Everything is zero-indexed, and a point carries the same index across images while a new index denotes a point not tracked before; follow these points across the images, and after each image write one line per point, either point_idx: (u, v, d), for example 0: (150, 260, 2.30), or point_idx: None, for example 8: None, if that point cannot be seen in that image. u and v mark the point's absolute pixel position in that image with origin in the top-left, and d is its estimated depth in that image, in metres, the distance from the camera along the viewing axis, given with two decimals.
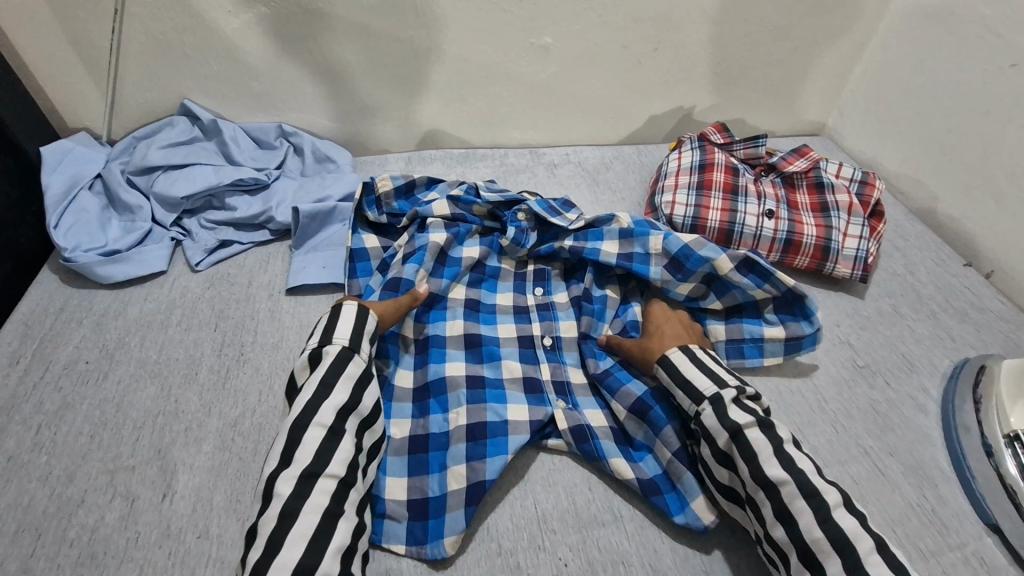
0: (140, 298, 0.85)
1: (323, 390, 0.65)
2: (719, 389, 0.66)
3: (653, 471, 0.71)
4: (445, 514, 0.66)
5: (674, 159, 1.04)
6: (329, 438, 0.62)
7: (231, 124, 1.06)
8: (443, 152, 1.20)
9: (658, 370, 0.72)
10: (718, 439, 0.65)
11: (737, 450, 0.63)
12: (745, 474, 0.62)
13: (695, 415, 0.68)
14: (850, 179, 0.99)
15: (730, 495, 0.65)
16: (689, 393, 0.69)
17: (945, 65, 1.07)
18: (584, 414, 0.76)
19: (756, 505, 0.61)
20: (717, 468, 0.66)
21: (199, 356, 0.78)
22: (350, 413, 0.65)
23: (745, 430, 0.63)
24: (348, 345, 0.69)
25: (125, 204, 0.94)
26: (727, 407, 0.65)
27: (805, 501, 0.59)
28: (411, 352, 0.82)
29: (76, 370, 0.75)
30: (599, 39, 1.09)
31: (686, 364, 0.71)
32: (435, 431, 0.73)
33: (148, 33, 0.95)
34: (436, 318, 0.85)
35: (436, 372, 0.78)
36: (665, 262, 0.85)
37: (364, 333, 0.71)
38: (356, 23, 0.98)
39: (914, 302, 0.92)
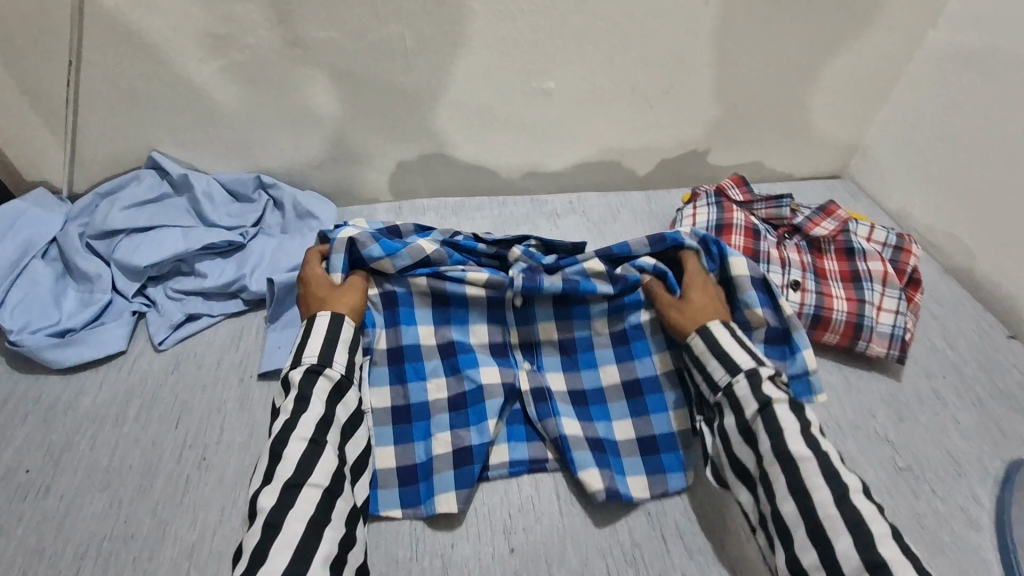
0: (94, 385, 0.77)
1: (301, 404, 0.61)
2: (757, 364, 0.63)
3: (605, 433, 0.73)
4: (434, 475, 0.68)
5: (688, 216, 0.96)
6: (310, 451, 0.58)
7: (203, 178, 0.96)
8: (436, 201, 1.10)
9: (696, 338, 0.68)
10: (746, 409, 0.61)
11: (763, 424, 0.60)
12: (765, 448, 0.59)
13: (724, 386, 0.65)
14: (884, 244, 0.90)
15: (742, 476, 0.62)
16: (725, 364, 0.65)
17: (983, 112, 0.98)
18: (562, 423, 0.71)
19: (767, 481, 0.58)
20: (734, 438, 0.63)
21: (155, 461, 0.69)
22: (331, 424, 0.61)
23: (775, 404, 0.60)
24: (316, 364, 0.64)
25: (82, 273, 0.85)
26: (761, 381, 0.62)
27: (826, 482, 0.55)
28: (387, 424, 0.72)
29: (15, 482, 0.66)
30: (607, 82, 1.00)
31: (726, 337, 0.67)
32: (415, 401, 0.73)
33: (108, 83, 0.86)
34: (413, 374, 0.74)
35: (423, 451, 0.70)
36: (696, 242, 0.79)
37: (338, 343, 0.66)
38: (340, 70, 0.90)
39: (957, 386, 0.83)
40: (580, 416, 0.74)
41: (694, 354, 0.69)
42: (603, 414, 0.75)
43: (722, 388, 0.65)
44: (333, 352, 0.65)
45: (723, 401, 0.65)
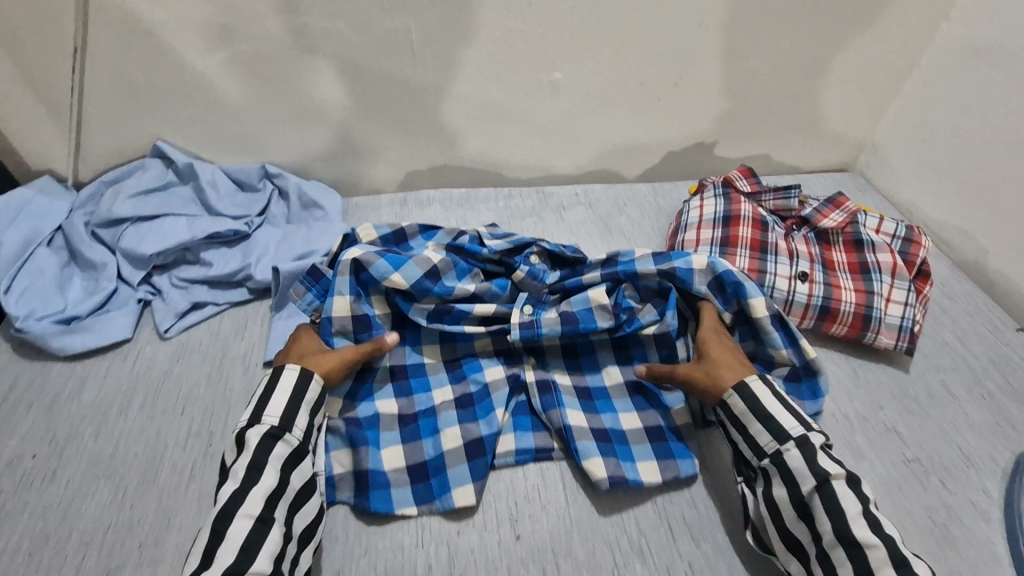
0: (98, 374, 0.76)
1: (254, 474, 0.58)
2: (807, 432, 0.62)
3: (611, 424, 0.74)
4: (447, 471, 0.68)
5: (695, 208, 0.95)
6: (257, 528, 0.55)
7: (209, 167, 0.96)
8: (441, 192, 1.09)
9: (733, 395, 0.66)
10: (803, 485, 0.59)
11: (821, 501, 0.57)
12: (826, 528, 0.57)
13: (773, 453, 0.62)
14: (893, 236, 0.89)
15: (792, 548, 0.59)
16: (770, 428, 0.63)
17: (996, 105, 0.97)
18: (567, 413, 0.72)
19: (830, 565, 0.56)
20: (786, 510, 0.60)
21: (160, 450, 0.69)
22: (280, 499, 0.58)
23: (833, 480, 0.58)
24: (275, 428, 0.61)
25: (88, 261, 0.85)
26: (815, 453, 0.60)
27: (895, 573, 0.53)
28: (393, 428, 0.72)
29: (20, 469, 0.66)
30: (615, 74, 0.99)
31: (767, 396, 0.65)
32: (421, 409, 0.74)
33: (112, 72, 0.85)
34: (419, 387, 0.76)
35: (431, 447, 0.71)
36: (709, 280, 0.78)
37: (303, 404, 0.65)
38: (346, 61, 0.89)
39: (967, 380, 0.83)
40: (586, 409, 0.74)
41: (732, 413, 0.66)
42: (608, 407, 0.76)
43: (769, 455, 0.63)
44: (296, 415, 0.64)
45: (771, 469, 0.62)
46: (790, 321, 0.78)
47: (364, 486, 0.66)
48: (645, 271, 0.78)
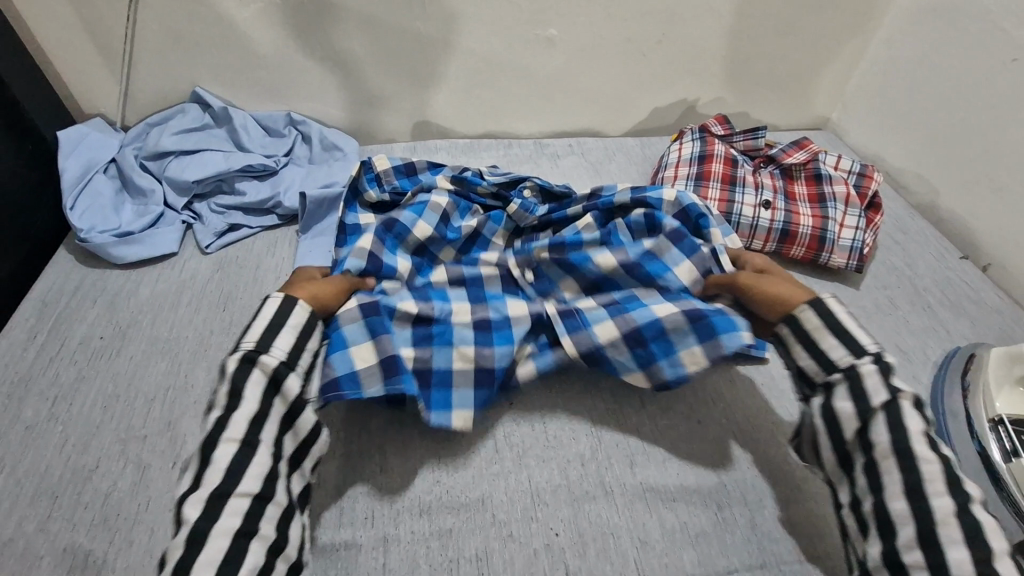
0: (151, 279, 0.88)
1: (233, 401, 0.59)
2: (882, 346, 0.64)
3: (642, 318, 0.75)
4: (454, 390, 0.72)
5: (674, 150, 1.06)
6: (243, 452, 0.57)
7: (241, 112, 1.08)
8: (447, 141, 1.21)
9: (808, 309, 0.68)
10: (876, 398, 0.61)
11: (886, 416, 0.60)
12: (882, 438, 0.59)
13: (845, 365, 0.64)
14: (849, 171, 1.00)
15: (841, 459, 0.63)
16: (846, 344, 0.65)
17: (948, 60, 1.08)
18: (592, 332, 0.76)
19: (875, 474, 0.59)
20: (846, 425, 0.62)
21: (207, 335, 0.81)
22: (264, 421, 0.59)
23: (898, 399, 0.60)
24: (253, 350, 0.61)
25: (138, 188, 0.97)
26: (892, 370, 0.62)
27: (948, 491, 0.56)
28: (409, 326, 0.75)
29: (91, 346, 0.78)
30: (604, 31, 1.11)
31: (839, 311, 0.67)
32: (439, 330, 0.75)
33: (161, 23, 0.97)
34: (437, 296, 0.80)
35: (443, 353, 0.73)
36: (676, 211, 0.86)
37: (284, 328, 0.64)
38: (365, 15, 1.01)
39: (910, 295, 0.94)
40: (588, 304, 0.81)
41: (804, 329, 0.68)
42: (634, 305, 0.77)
43: (843, 368, 0.64)
44: (274, 338, 0.63)
45: (841, 382, 0.64)
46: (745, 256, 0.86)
47: (393, 371, 0.69)
48: (622, 202, 0.87)
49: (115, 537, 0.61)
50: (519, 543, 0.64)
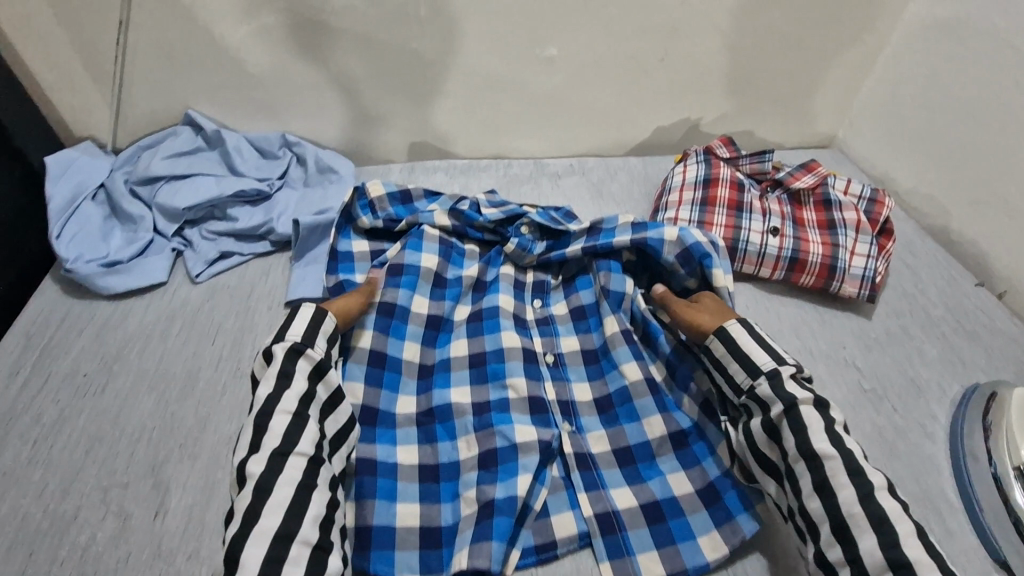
0: (139, 310, 0.85)
1: (282, 381, 0.63)
2: (778, 364, 0.65)
3: (634, 438, 0.73)
4: (456, 538, 0.65)
5: (679, 173, 1.03)
6: (295, 421, 0.61)
7: (234, 135, 1.05)
8: (447, 162, 1.18)
9: (713, 341, 0.70)
10: (772, 409, 0.63)
11: (787, 422, 0.61)
12: (790, 445, 0.60)
13: (747, 388, 0.67)
14: (859, 196, 0.97)
15: (766, 468, 0.63)
16: (745, 366, 0.67)
17: (959, 78, 1.05)
18: (588, 439, 0.74)
19: (793, 477, 0.60)
20: (758, 437, 0.64)
21: (196, 369, 0.78)
22: (313, 399, 0.64)
23: (800, 404, 0.62)
24: (298, 342, 0.66)
25: (127, 214, 0.94)
26: (783, 383, 0.64)
27: (852, 481, 0.57)
28: (412, 427, 0.74)
29: (74, 383, 0.75)
30: (605, 50, 1.08)
31: (743, 335, 0.68)
32: (445, 460, 0.71)
33: (152, 43, 0.95)
34: (440, 383, 0.77)
35: (447, 453, 0.72)
36: (678, 251, 0.82)
37: (320, 331, 0.70)
38: (361, 35, 0.98)
39: (923, 323, 0.90)
40: (592, 376, 0.80)
41: (713, 356, 0.70)
42: (631, 415, 0.75)
43: (745, 391, 0.67)
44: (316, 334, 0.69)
45: (750, 404, 0.66)
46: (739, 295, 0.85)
47: (364, 545, 0.64)
48: (621, 244, 0.84)
49: None
50: None
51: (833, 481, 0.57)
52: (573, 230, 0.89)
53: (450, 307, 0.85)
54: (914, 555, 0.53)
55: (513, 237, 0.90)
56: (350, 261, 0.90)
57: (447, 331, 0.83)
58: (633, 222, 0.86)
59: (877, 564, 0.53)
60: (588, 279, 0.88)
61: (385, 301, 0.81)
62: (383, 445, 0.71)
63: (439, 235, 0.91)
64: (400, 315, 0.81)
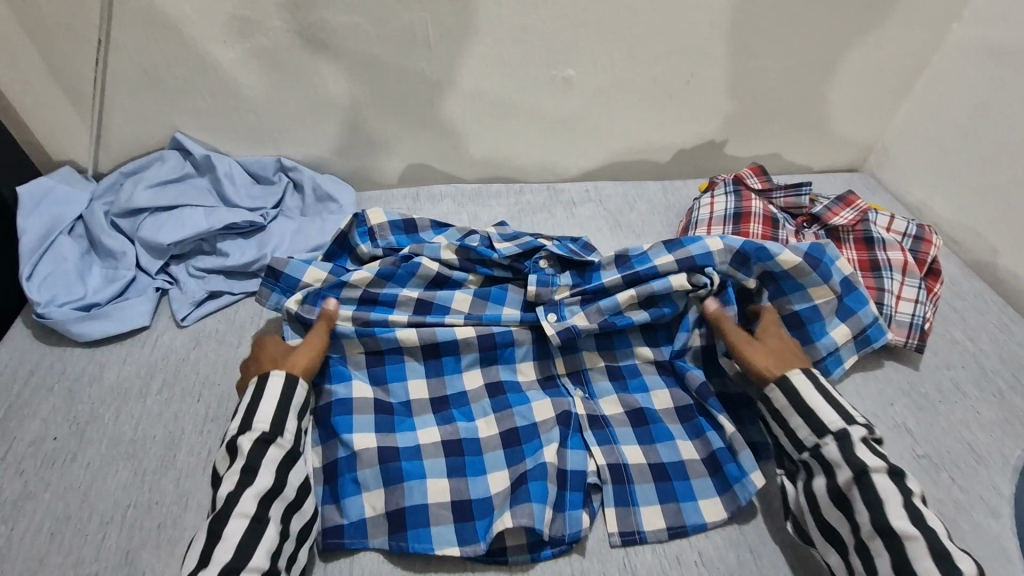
0: (117, 360, 0.78)
1: (245, 479, 0.57)
2: (847, 425, 0.62)
3: (692, 520, 0.66)
4: None
5: (705, 205, 0.96)
6: (252, 530, 0.55)
7: (226, 160, 0.97)
8: (454, 188, 1.10)
9: (775, 389, 0.67)
10: (839, 475, 0.60)
11: (859, 493, 0.58)
12: (863, 519, 0.57)
13: (813, 446, 0.63)
14: (904, 234, 0.89)
15: (830, 539, 0.60)
16: (810, 423, 0.64)
17: (1007, 105, 0.97)
18: (641, 515, 0.66)
19: (867, 555, 0.56)
20: (824, 502, 0.60)
21: (178, 434, 0.70)
22: (274, 498, 0.58)
23: (871, 472, 0.58)
24: (265, 433, 0.61)
25: (107, 249, 0.86)
26: (854, 445, 0.60)
27: (937, 566, 0.52)
28: (373, 466, 0.67)
29: (42, 450, 0.68)
30: (627, 71, 1.00)
31: (809, 389, 0.65)
32: (477, 496, 0.67)
33: (135, 64, 0.87)
34: (473, 468, 0.69)
35: (415, 494, 0.66)
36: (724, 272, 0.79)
37: (290, 410, 0.64)
38: (362, 55, 0.90)
39: (977, 377, 0.83)
40: (641, 441, 0.72)
41: (773, 407, 0.67)
42: (688, 492, 0.68)
43: (809, 448, 0.63)
44: (285, 420, 0.62)
45: (811, 462, 0.63)
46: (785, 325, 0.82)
47: None
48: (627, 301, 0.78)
49: None
50: None
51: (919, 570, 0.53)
52: (600, 261, 0.83)
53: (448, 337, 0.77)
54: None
55: (532, 272, 0.83)
56: (337, 292, 0.79)
57: (451, 357, 0.78)
58: (665, 242, 0.81)
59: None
60: (629, 320, 0.78)
61: (358, 323, 0.77)
62: (349, 500, 0.65)
63: (437, 269, 0.82)
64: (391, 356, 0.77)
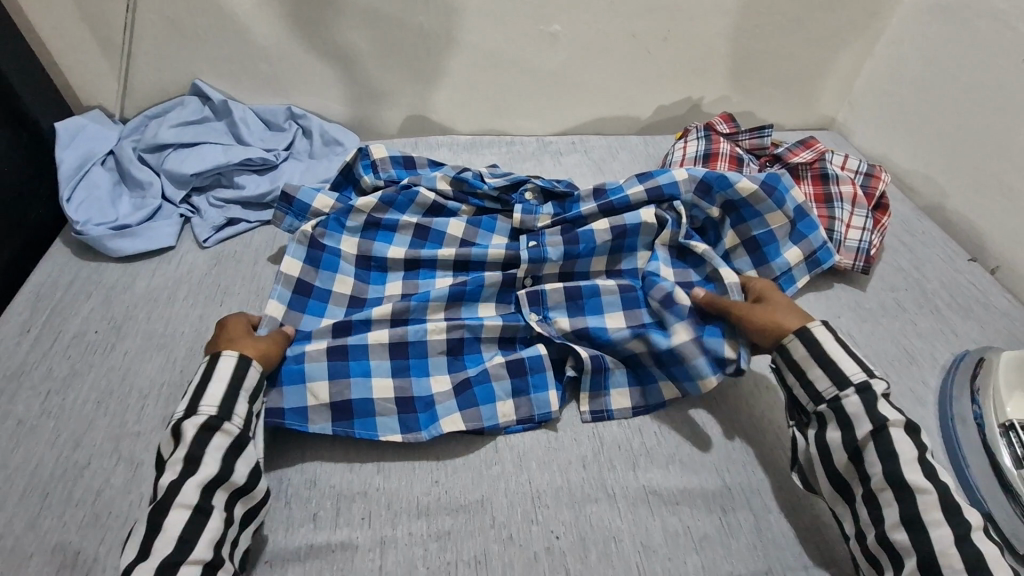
0: (147, 273, 0.87)
1: (191, 467, 0.57)
2: (869, 378, 0.64)
3: (653, 399, 0.75)
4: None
5: (679, 149, 1.05)
6: (194, 519, 0.55)
7: (241, 106, 1.06)
8: (450, 138, 1.19)
9: (794, 341, 0.68)
10: (858, 429, 0.62)
11: (875, 447, 0.61)
12: (875, 471, 0.60)
13: (828, 399, 0.65)
14: (856, 171, 0.99)
15: (839, 490, 0.63)
16: (831, 374, 0.65)
17: (957, 59, 1.06)
18: (610, 398, 0.75)
19: (875, 504, 0.60)
20: (837, 455, 0.63)
21: (204, 330, 0.80)
22: (218, 488, 0.57)
23: (890, 427, 0.61)
24: (212, 419, 0.60)
25: (136, 180, 0.96)
26: (875, 400, 0.63)
27: (947, 520, 0.56)
28: (322, 360, 0.72)
29: (85, 340, 0.78)
30: (609, 28, 1.09)
31: (829, 341, 0.67)
32: (419, 393, 0.73)
33: (161, 13, 0.96)
34: (419, 371, 0.75)
35: (360, 390, 0.71)
36: (694, 191, 0.87)
37: (240, 393, 0.63)
38: (367, 8, 0.99)
39: (918, 297, 0.92)
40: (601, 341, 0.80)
41: (790, 357, 0.68)
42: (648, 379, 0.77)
43: (826, 400, 0.65)
44: (233, 405, 0.62)
45: (828, 414, 0.65)
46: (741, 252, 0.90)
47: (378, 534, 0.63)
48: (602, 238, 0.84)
49: (106, 533, 0.61)
50: (520, 545, 0.63)
51: (924, 518, 0.57)
52: (580, 193, 0.90)
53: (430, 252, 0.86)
54: (986, 549, 0.55)
55: (517, 203, 0.91)
56: (344, 217, 0.86)
57: (428, 269, 0.87)
58: (637, 176, 0.89)
59: (945, 553, 0.55)
60: (591, 233, 0.85)
61: (361, 253, 0.86)
62: (290, 387, 0.70)
63: (433, 199, 0.90)
64: (377, 264, 0.86)
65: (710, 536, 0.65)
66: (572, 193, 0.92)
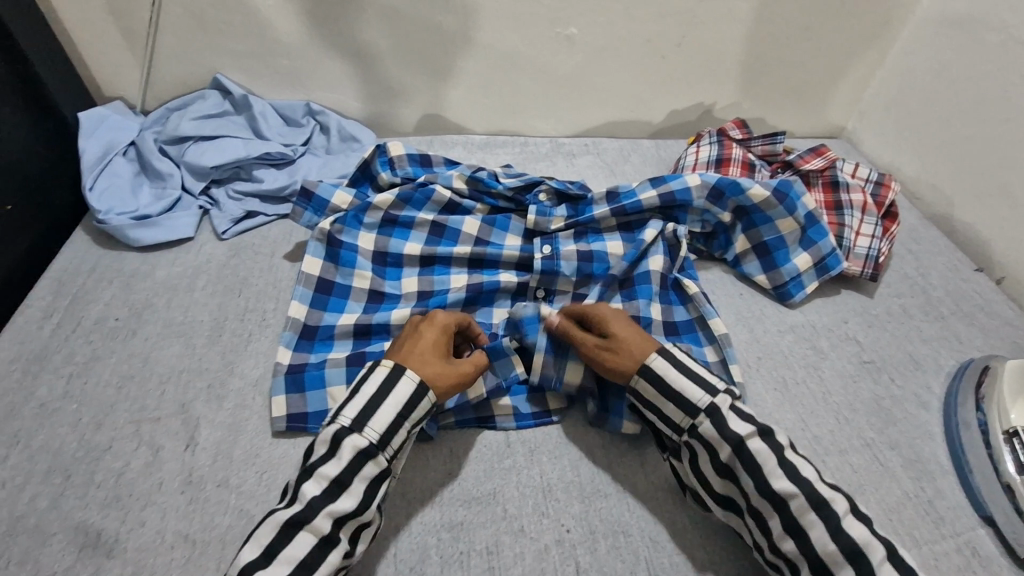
0: (167, 261, 0.89)
1: (334, 491, 0.57)
2: (713, 398, 0.63)
3: None
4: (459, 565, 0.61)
5: (692, 153, 1.06)
6: (321, 546, 0.54)
7: (260, 100, 1.08)
8: (464, 137, 1.21)
9: (639, 381, 0.65)
10: (721, 452, 0.61)
11: (741, 464, 0.60)
12: (749, 485, 0.60)
13: (688, 429, 0.64)
14: (866, 180, 1.01)
15: (727, 507, 0.63)
16: (682, 406, 0.64)
17: (967, 70, 1.07)
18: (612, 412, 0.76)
19: (760, 517, 0.60)
20: (714, 480, 0.63)
21: (222, 319, 0.81)
22: (352, 517, 0.57)
23: (747, 441, 0.60)
24: (373, 445, 0.59)
25: (156, 171, 0.97)
26: (724, 419, 0.62)
27: (818, 517, 0.57)
28: (342, 365, 0.74)
29: (105, 326, 0.79)
30: (624, 32, 1.10)
31: (671, 372, 0.65)
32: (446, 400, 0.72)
33: (185, 8, 0.97)
34: None
35: None
36: (707, 193, 0.88)
37: (387, 402, 0.61)
38: (386, 7, 1.00)
39: (923, 304, 0.93)
40: None
41: (643, 397, 0.66)
42: None
43: (687, 430, 0.64)
44: (372, 414, 0.60)
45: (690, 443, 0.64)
46: (751, 257, 0.93)
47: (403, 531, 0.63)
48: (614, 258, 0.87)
49: (127, 515, 0.63)
50: (531, 537, 0.64)
51: (801, 521, 0.57)
52: (593, 196, 0.91)
53: (445, 249, 0.88)
54: (856, 535, 0.55)
55: (532, 204, 0.92)
56: (361, 213, 0.88)
57: (443, 265, 0.88)
58: (650, 180, 0.90)
59: (829, 553, 0.55)
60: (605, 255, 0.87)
61: (378, 249, 0.87)
62: (313, 393, 0.72)
63: (449, 197, 0.91)
64: (393, 260, 0.88)
65: (717, 532, 0.66)
66: (586, 195, 0.93)
